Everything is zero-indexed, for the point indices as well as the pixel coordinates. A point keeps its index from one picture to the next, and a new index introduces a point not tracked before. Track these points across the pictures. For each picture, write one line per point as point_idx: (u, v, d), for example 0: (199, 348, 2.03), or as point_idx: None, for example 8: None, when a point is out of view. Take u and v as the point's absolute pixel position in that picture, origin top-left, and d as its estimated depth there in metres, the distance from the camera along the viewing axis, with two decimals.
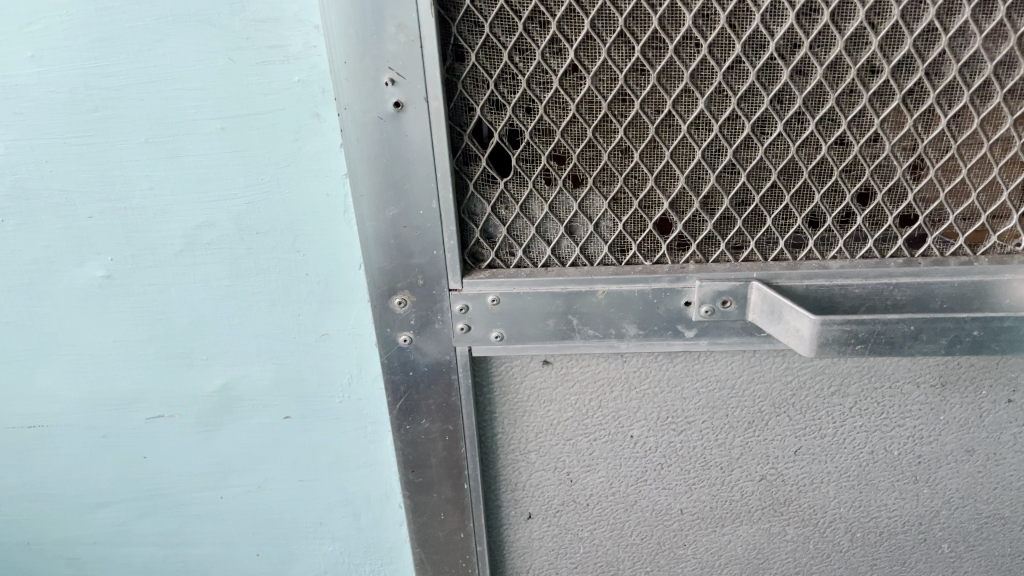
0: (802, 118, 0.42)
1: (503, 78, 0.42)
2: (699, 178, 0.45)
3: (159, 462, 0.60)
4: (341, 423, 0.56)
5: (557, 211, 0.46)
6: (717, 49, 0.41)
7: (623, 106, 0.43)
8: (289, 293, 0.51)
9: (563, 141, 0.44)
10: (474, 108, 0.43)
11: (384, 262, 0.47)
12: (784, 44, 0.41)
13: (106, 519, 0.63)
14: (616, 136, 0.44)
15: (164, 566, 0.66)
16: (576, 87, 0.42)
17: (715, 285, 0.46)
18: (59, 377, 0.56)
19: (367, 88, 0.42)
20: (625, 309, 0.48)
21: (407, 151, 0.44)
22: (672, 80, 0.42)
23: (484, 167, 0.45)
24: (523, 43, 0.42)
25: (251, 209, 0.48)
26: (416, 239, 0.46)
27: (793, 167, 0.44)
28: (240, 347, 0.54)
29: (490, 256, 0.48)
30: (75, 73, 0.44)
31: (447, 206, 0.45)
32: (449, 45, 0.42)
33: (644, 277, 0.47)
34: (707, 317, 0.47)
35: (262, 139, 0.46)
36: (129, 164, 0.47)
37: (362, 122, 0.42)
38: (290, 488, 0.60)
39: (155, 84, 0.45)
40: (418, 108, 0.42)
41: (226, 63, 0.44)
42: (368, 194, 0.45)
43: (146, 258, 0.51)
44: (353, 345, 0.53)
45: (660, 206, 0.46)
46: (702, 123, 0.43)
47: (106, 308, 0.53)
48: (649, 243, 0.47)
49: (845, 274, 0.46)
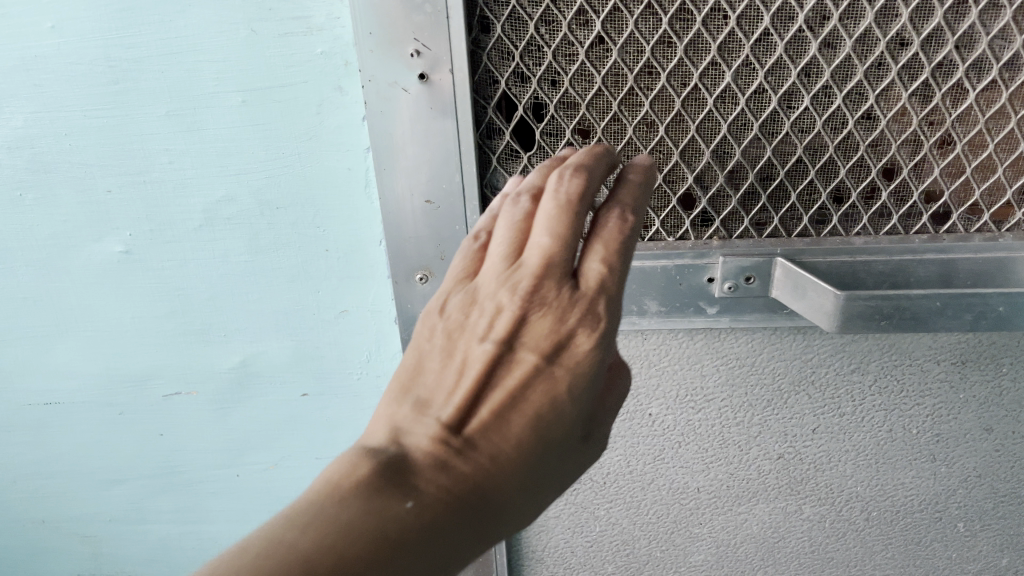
0: (829, 92, 0.42)
1: (529, 50, 0.42)
2: (724, 153, 0.44)
3: (176, 439, 0.60)
4: (358, 401, 0.57)
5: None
6: (746, 21, 0.41)
7: (649, 79, 0.43)
8: (309, 268, 0.51)
9: (588, 114, 0.44)
10: (499, 80, 0.43)
11: (405, 237, 0.47)
12: (813, 17, 0.40)
13: (121, 497, 0.63)
14: (641, 109, 0.43)
15: (179, 544, 0.66)
16: (602, 59, 0.42)
17: (738, 260, 0.46)
18: (77, 353, 0.56)
19: (392, 58, 0.41)
20: (647, 286, 0.47)
21: (431, 124, 0.43)
22: (699, 52, 0.42)
23: (508, 141, 0.44)
24: (549, 14, 0.41)
25: (271, 183, 0.48)
26: (438, 214, 0.46)
27: (819, 142, 0.44)
28: (259, 323, 0.54)
29: None
30: (96, 44, 0.44)
31: (470, 180, 0.45)
32: (475, 16, 0.41)
33: (666, 252, 0.46)
34: (730, 293, 0.47)
35: (284, 113, 0.46)
36: (149, 138, 0.47)
37: (386, 93, 0.42)
38: (305, 465, 0.61)
39: (177, 56, 0.44)
40: (443, 80, 0.42)
41: (248, 34, 0.43)
42: (391, 165, 0.44)
43: (165, 232, 0.50)
44: (373, 322, 0.53)
45: (685, 181, 0.45)
46: (729, 96, 0.43)
47: (125, 283, 0.53)
48: (673, 218, 0.47)
49: (868, 250, 0.46)
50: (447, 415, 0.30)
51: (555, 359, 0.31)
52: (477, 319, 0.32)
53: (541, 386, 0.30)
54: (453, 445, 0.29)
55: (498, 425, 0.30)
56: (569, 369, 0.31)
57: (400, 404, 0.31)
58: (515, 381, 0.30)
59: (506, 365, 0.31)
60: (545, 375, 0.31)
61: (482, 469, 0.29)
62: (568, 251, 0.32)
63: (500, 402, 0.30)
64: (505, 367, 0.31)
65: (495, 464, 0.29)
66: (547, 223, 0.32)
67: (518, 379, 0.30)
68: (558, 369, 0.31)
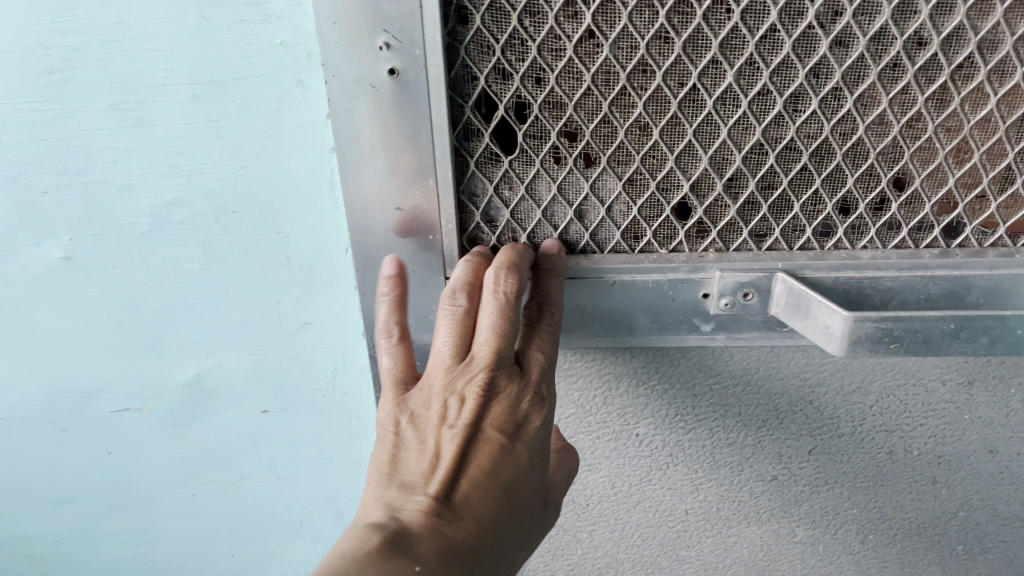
0: (839, 94, 0.38)
1: (511, 44, 0.38)
2: (723, 158, 0.41)
3: (126, 457, 0.55)
4: (324, 417, 0.53)
5: (566, 192, 0.42)
6: (751, 15, 0.37)
7: (643, 77, 0.39)
8: (269, 277, 0.47)
9: (575, 116, 0.40)
10: (478, 77, 0.39)
11: (372, 248, 0.43)
12: (825, 11, 0.36)
13: (69, 517, 0.59)
14: (634, 110, 0.39)
15: (133, 566, 0.62)
16: (592, 55, 0.38)
17: (737, 276, 0.43)
18: (16, 366, 0.51)
19: (360, 51, 0.37)
20: (638, 301, 0.44)
21: (402, 125, 0.39)
22: (699, 49, 0.38)
23: (488, 143, 0.40)
24: (534, 5, 0.37)
25: (226, 185, 0.44)
26: (411, 222, 0.42)
27: (826, 147, 0.40)
28: (215, 336, 0.49)
29: (490, 242, 0.44)
30: (28, 30, 0.39)
31: (445, 186, 0.41)
32: (451, 6, 0.37)
33: (660, 266, 0.43)
34: (727, 310, 0.44)
35: (240, 108, 0.41)
36: (90, 134, 0.42)
37: (352, 90, 0.38)
38: (267, 486, 0.57)
39: (120, 44, 0.40)
40: (417, 78, 0.38)
41: (200, 21, 0.39)
42: (359, 171, 0.40)
43: (110, 237, 0.46)
44: (340, 335, 0.49)
45: (680, 189, 0.42)
46: (731, 97, 0.39)
47: (67, 292, 0.48)
48: (665, 229, 0.43)
49: (876, 265, 0.42)
50: (435, 489, 0.38)
51: (515, 435, 0.40)
52: (441, 409, 0.40)
53: (508, 459, 0.39)
54: (442, 513, 0.37)
55: (478, 490, 0.38)
56: (525, 442, 0.40)
57: (387, 490, 0.39)
58: (484, 455, 0.39)
59: (476, 444, 0.39)
60: (508, 449, 0.40)
61: (466, 530, 0.37)
62: (508, 345, 0.40)
63: (475, 474, 0.39)
64: (474, 446, 0.39)
65: (477, 523, 0.38)
66: (490, 322, 0.40)
67: (486, 453, 0.39)
68: (518, 444, 0.40)
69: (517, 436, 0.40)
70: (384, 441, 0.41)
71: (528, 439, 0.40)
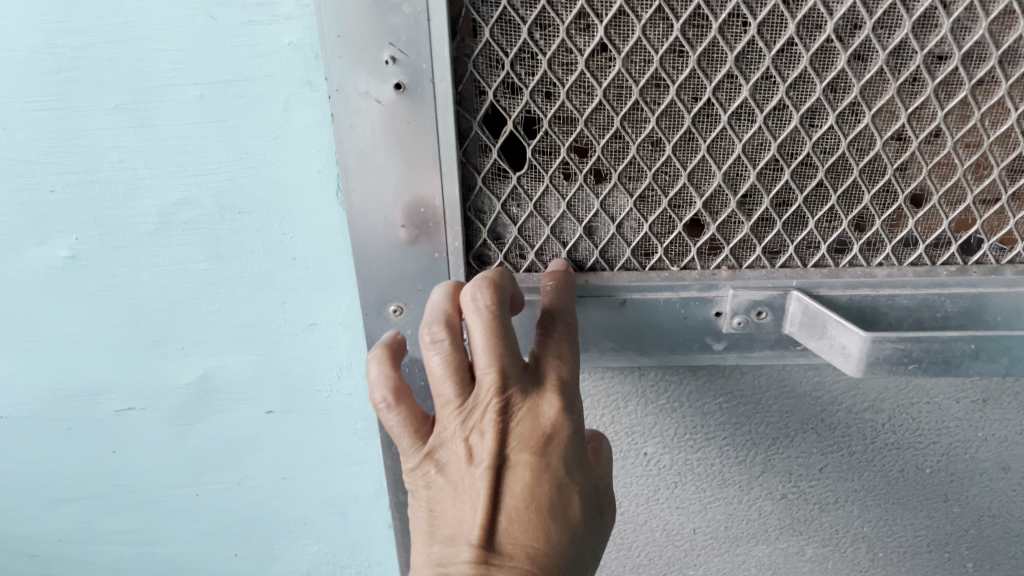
0: (857, 109, 0.38)
1: (520, 58, 0.37)
2: (738, 174, 0.40)
3: (129, 456, 0.55)
4: (328, 418, 0.52)
5: (576, 209, 0.41)
6: (767, 28, 0.36)
7: (656, 92, 0.38)
8: (274, 278, 0.46)
9: (586, 131, 0.39)
10: (486, 91, 0.38)
11: (377, 267, 0.42)
12: (843, 25, 0.35)
13: (70, 516, 0.58)
14: (647, 126, 0.39)
15: (136, 566, 0.61)
16: (604, 69, 0.37)
17: (750, 294, 0.42)
18: (20, 365, 0.51)
19: (365, 64, 0.36)
20: (649, 320, 0.43)
21: (408, 141, 0.38)
22: (714, 62, 0.37)
23: (496, 159, 0.39)
24: (544, 17, 0.36)
25: (231, 186, 0.43)
26: (416, 239, 0.41)
27: (843, 164, 0.39)
28: (219, 335, 0.49)
29: (498, 258, 0.43)
30: (34, 29, 0.39)
31: (452, 203, 0.40)
32: (459, 18, 0.36)
33: (671, 284, 0.42)
34: (739, 328, 0.43)
35: (247, 109, 0.41)
36: (96, 133, 0.42)
37: (357, 105, 0.37)
38: (270, 486, 0.56)
39: (126, 44, 0.39)
40: (423, 91, 0.37)
41: (207, 21, 0.38)
42: (363, 186, 0.39)
43: (115, 237, 0.45)
44: (345, 337, 0.48)
45: (693, 206, 0.41)
46: (746, 113, 0.38)
47: (72, 291, 0.48)
48: (676, 247, 0.42)
49: (892, 282, 0.41)
50: (477, 537, 0.36)
51: (545, 449, 0.38)
52: (462, 450, 0.38)
53: (544, 476, 0.37)
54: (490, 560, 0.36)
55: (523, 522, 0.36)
56: (558, 452, 0.38)
57: (431, 549, 0.38)
58: (517, 481, 0.37)
59: (505, 473, 0.37)
60: (542, 467, 0.37)
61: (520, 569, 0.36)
62: (508, 360, 0.37)
63: (515, 506, 0.37)
64: (504, 476, 0.37)
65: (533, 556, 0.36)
66: (484, 344, 0.37)
67: (518, 479, 0.37)
68: (550, 455, 0.38)
69: (547, 449, 0.38)
70: (423, 493, 0.40)
71: (558, 449, 0.38)
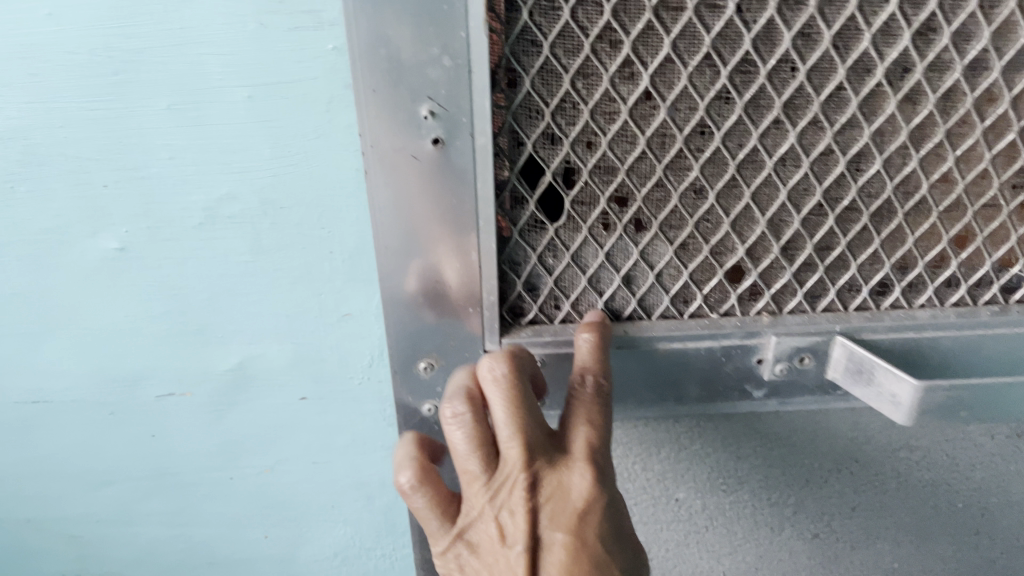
0: (865, 155, 0.41)
1: (562, 108, 0.39)
2: (781, 221, 0.43)
3: (168, 441, 0.58)
4: (360, 407, 0.55)
5: (614, 258, 0.44)
6: (780, 73, 0.39)
7: (700, 139, 0.40)
8: (312, 271, 0.49)
9: (629, 181, 0.41)
10: (526, 142, 0.40)
11: (411, 319, 0.44)
12: (856, 70, 0.38)
13: (110, 498, 0.61)
14: (689, 173, 0.41)
15: (168, 547, 0.64)
16: (648, 117, 0.40)
17: (794, 341, 0.44)
18: (69, 351, 0.54)
19: (404, 123, 0.38)
20: (688, 364, 0.46)
21: (445, 197, 0.40)
22: (759, 109, 0.39)
23: (533, 211, 0.42)
24: (588, 66, 0.38)
25: (275, 181, 0.46)
26: (449, 294, 0.43)
27: (854, 206, 0.42)
28: (258, 325, 0.52)
29: (533, 310, 0.46)
30: (95, 34, 0.42)
31: (486, 257, 0.42)
32: (503, 69, 0.38)
33: (712, 333, 0.45)
34: (782, 375, 0.46)
35: (292, 110, 0.44)
36: (149, 132, 0.45)
37: (394, 160, 0.39)
38: (302, 470, 0.59)
39: (179, 48, 0.42)
40: (461, 149, 0.39)
41: (257, 28, 0.42)
42: (401, 243, 0.42)
43: (163, 230, 0.48)
44: (377, 326, 0.52)
45: (734, 253, 0.44)
46: (790, 157, 0.41)
47: (120, 281, 0.51)
48: (717, 294, 0.45)
49: (934, 324, 0.44)
50: None
51: (578, 527, 0.40)
52: (498, 530, 0.41)
53: (579, 559, 0.40)
54: None
55: None
56: (592, 524, 0.41)
57: None
58: (554, 565, 0.39)
59: (540, 554, 0.40)
60: (577, 547, 0.40)
61: None
62: (531, 433, 0.40)
63: None
64: (540, 562, 0.40)
65: None
66: (505, 420, 0.40)
67: (557, 558, 0.40)
68: (582, 529, 0.40)
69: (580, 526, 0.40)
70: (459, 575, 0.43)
71: (594, 519, 0.41)
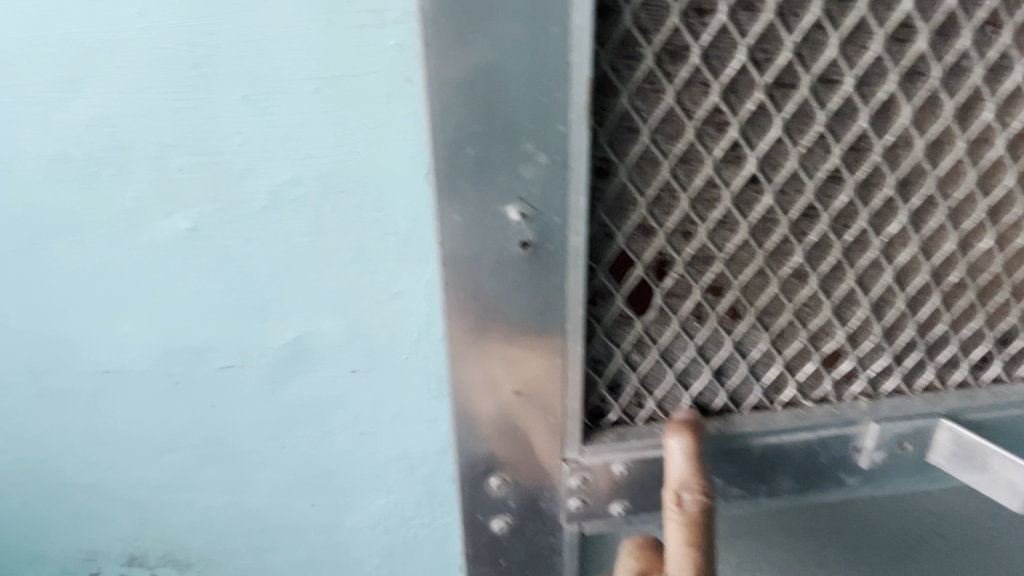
0: (933, 199, 0.44)
1: (662, 198, 0.43)
2: (856, 303, 0.47)
3: (226, 411, 0.62)
4: (406, 379, 0.59)
5: (708, 350, 0.48)
6: (849, 160, 0.43)
7: (805, 223, 0.44)
8: (367, 252, 0.54)
9: (727, 272, 0.45)
10: (617, 234, 0.43)
11: (490, 424, 0.48)
12: (901, 139, 0.42)
13: (171, 465, 0.66)
14: (792, 255, 0.45)
15: (223, 512, 0.68)
16: (751, 202, 0.43)
17: (894, 428, 0.50)
18: (139, 325, 0.58)
19: (494, 223, 0.41)
20: (794, 457, 0.50)
21: (533, 301, 0.43)
22: (869, 189, 0.44)
23: (623, 307, 0.45)
24: (692, 154, 0.42)
25: (336, 167, 0.50)
26: (532, 399, 0.47)
27: (915, 263, 0.46)
28: (315, 302, 0.56)
29: (614, 411, 0.49)
30: (180, 30, 0.46)
31: (574, 355, 0.45)
32: (600, 161, 0.41)
33: (813, 426, 0.49)
34: (880, 462, 0.51)
35: (354, 101, 0.48)
36: (224, 121, 0.49)
37: (486, 265, 0.42)
38: (350, 441, 0.63)
39: (256, 44, 0.47)
40: (551, 247, 0.42)
41: (325, 26, 0.46)
42: (476, 357, 0.45)
43: (232, 212, 0.53)
44: (425, 304, 0.56)
45: (835, 335, 0.48)
46: (857, 244, 0.45)
47: (189, 259, 0.55)
48: (810, 382, 0.50)
49: (995, 403, 0.50)
50: None
51: None
52: None
53: None
54: None
55: None
56: None
57: None
58: None
59: None
60: None
61: None
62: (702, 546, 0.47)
63: None
64: None
65: None
66: (681, 534, 0.46)
67: None
68: None
69: None
70: None
71: None
